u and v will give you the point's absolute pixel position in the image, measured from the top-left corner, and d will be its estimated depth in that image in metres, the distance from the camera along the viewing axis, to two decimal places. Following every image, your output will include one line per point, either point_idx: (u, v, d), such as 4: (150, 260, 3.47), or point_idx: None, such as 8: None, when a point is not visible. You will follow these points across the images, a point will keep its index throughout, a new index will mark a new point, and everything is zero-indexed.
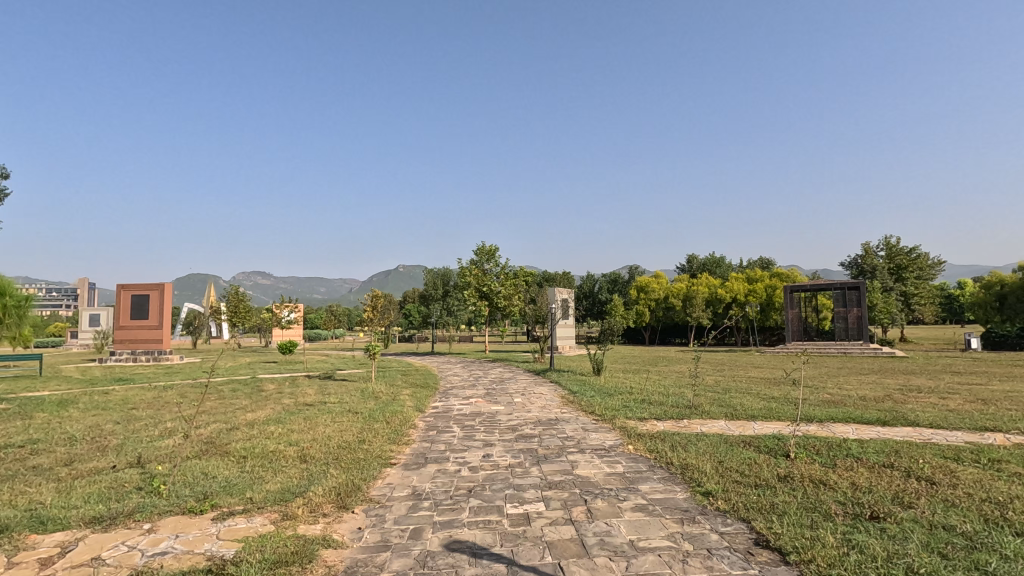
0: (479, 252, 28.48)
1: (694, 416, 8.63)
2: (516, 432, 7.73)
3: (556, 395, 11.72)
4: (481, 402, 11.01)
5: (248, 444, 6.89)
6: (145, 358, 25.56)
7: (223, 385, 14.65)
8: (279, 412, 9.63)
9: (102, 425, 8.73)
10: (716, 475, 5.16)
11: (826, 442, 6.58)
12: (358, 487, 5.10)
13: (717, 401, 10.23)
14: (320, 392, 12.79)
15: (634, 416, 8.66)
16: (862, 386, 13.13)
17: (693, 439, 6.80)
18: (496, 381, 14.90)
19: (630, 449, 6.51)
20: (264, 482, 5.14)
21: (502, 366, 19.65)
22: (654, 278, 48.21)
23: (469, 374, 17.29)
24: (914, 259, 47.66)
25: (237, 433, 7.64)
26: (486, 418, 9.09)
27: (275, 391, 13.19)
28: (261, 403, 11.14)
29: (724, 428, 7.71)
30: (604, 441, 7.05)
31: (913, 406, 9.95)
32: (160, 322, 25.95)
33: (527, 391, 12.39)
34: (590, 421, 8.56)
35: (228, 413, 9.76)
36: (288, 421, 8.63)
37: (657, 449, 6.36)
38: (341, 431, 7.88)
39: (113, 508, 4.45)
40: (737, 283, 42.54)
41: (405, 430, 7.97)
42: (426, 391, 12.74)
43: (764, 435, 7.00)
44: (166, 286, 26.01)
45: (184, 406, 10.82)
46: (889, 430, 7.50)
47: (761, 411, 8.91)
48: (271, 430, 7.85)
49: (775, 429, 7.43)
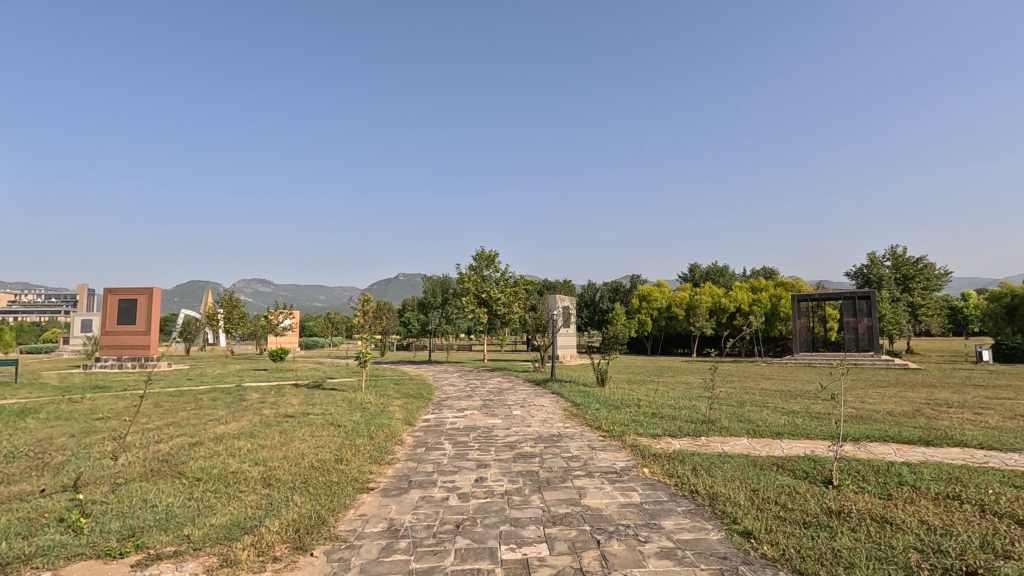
0: (479, 258, 27.66)
1: (712, 433, 7.76)
2: (515, 450, 6.87)
3: (559, 407, 10.88)
4: (477, 415, 10.13)
5: (208, 463, 6.01)
6: (131, 365, 24.69)
7: (204, 394, 13.78)
8: (253, 424, 8.75)
9: (55, 437, 7.86)
10: (753, 508, 4.30)
11: (871, 466, 5.71)
12: (323, 520, 4.22)
13: (735, 416, 9.34)
14: (305, 402, 11.92)
15: (646, 432, 7.77)
16: (887, 400, 12.23)
17: (716, 461, 5.93)
18: (493, 392, 14.03)
19: (645, 472, 5.64)
20: (211, 515, 4.26)
21: (500, 376, 18.77)
22: (656, 287, 47.38)
23: (465, 383, 16.45)
24: (921, 268, 46.86)
25: (199, 450, 6.77)
26: (481, 433, 8.22)
27: (258, 401, 12.35)
28: (238, 413, 10.27)
29: (749, 447, 6.84)
30: (616, 462, 6.17)
31: (950, 422, 9.06)
32: (148, 327, 25.13)
33: (526, 403, 11.53)
34: (597, 438, 7.68)
35: (197, 425, 8.88)
36: (261, 435, 7.76)
37: (676, 473, 5.50)
38: (317, 447, 6.99)
39: (13, 550, 3.59)
40: (741, 292, 41.75)
41: (389, 448, 7.10)
42: (418, 402, 11.87)
43: (797, 456, 6.12)
44: (155, 290, 25.23)
45: (153, 418, 9.94)
46: (937, 452, 6.60)
47: (787, 428, 8.03)
48: (240, 446, 6.98)
49: (807, 450, 6.56)
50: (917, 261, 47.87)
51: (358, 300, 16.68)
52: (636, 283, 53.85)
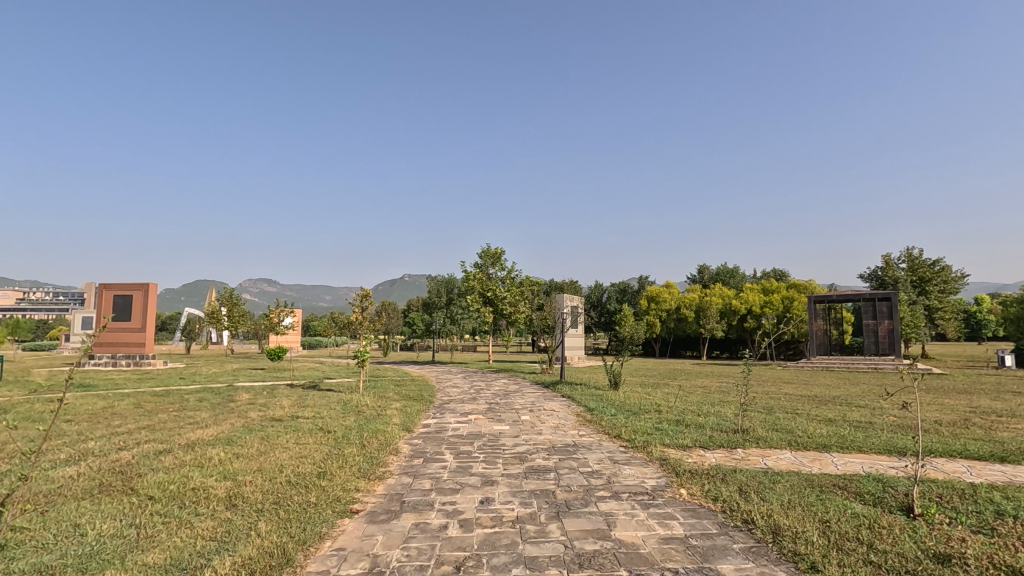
0: (485, 256, 26.81)
1: (749, 444, 6.85)
2: (525, 463, 5.96)
3: (571, 412, 9.97)
4: (482, 420, 9.25)
5: (166, 478, 5.11)
6: (125, 363, 23.94)
7: (190, 394, 12.94)
8: (233, 429, 7.88)
9: (9, 442, 7.02)
10: (835, 550, 3.38)
11: (955, 489, 4.76)
12: (287, 559, 3.33)
13: (769, 425, 8.40)
14: (297, 405, 11.06)
15: (674, 443, 6.86)
16: (926, 407, 11.29)
17: (765, 481, 5.01)
18: (499, 394, 13.15)
19: (683, 493, 4.74)
20: (149, 551, 3.39)
21: (507, 378, 17.87)
22: (665, 288, 46.43)
23: (469, 386, 15.54)
24: (938, 271, 45.69)
25: (165, 460, 5.90)
26: (487, 442, 7.33)
27: (246, 402, 11.51)
28: (221, 417, 9.40)
29: (797, 463, 5.92)
30: (645, 480, 5.25)
31: (1012, 434, 8.07)
32: (142, 324, 24.38)
33: (536, 407, 10.64)
34: (619, 449, 6.78)
35: (173, 429, 8.01)
36: (240, 442, 6.91)
37: (721, 495, 4.59)
38: (299, 457, 6.09)
39: None
40: (752, 294, 40.75)
41: (382, 459, 6.20)
42: (419, 405, 11.00)
43: (859, 478, 5.19)
44: (150, 285, 24.52)
45: (128, 420, 9.11)
46: (1017, 471, 5.66)
47: (834, 440, 7.07)
48: (212, 456, 6.10)
49: (867, 468, 5.63)
50: (934, 263, 46.65)
51: (358, 296, 15.56)
52: (644, 284, 52.77)
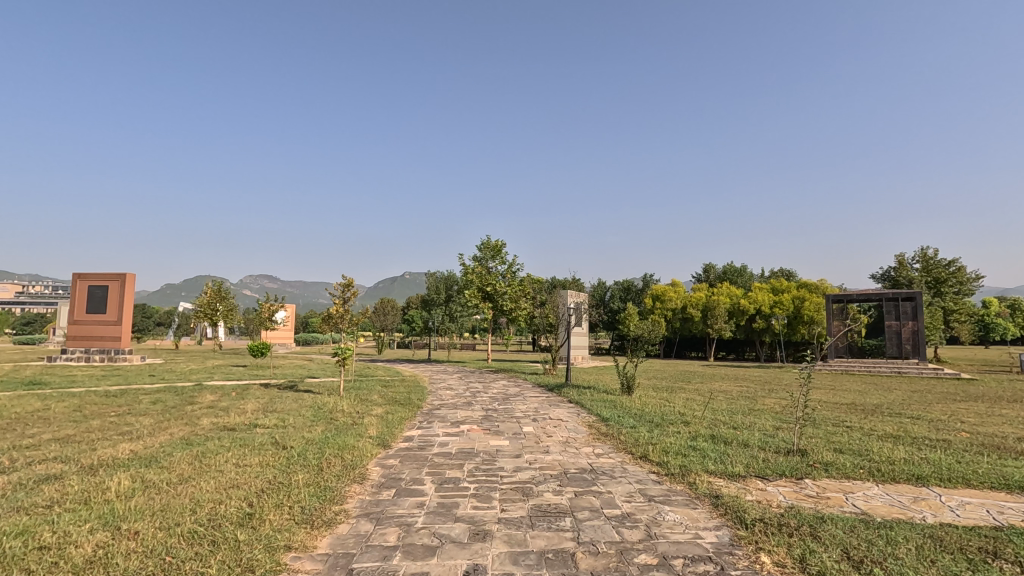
0: (484, 248, 25.26)
1: (820, 472, 5.28)
2: (532, 503, 4.42)
3: (581, 423, 8.44)
4: (476, 432, 7.67)
5: (17, 527, 3.57)
6: (98, 357, 22.37)
7: (147, 394, 11.41)
8: (166, 443, 6.34)
9: None
10: None
11: None
12: None
13: (827, 443, 6.84)
14: (262, 409, 9.50)
15: (722, 471, 5.31)
16: (992, 421, 9.73)
17: (880, 545, 3.45)
18: (498, 398, 11.59)
19: (766, 563, 3.22)
20: None
21: (506, 379, 16.30)
22: (671, 286, 44.84)
23: (464, 388, 13.97)
24: (954, 272, 44.14)
25: (43, 492, 4.37)
26: (482, 465, 5.76)
27: (206, 405, 9.98)
28: (164, 423, 7.85)
29: (900, 507, 4.35)
30: (699, 535, 3.70)
31: None
32: (119, 317, 22.87)
33: (541, 416, 9.07)
34: (651, 479, 5.24)
35: (92, 442, 6.46)
36: (163, 463, 5.36)
37: (831, 569, 3.05)
38: (228, 489, 4.55)
39: None
40: (762, 293, 39.15)
41: (339, 493, 4.65)
42: (404, 412, 9.42)
43: (1008, 536, 3.63)
44: (128, 275, 23.02)
45: (50, 428, 7.55)
46: None
47: (926, 467, 5.51)
48: (110, 485, 4.54)
49: (1005, 519, 4.06)
50: (949, 264, 45.07)
51: (340, 286, 13.90)
52: (649, 282, 51.12)
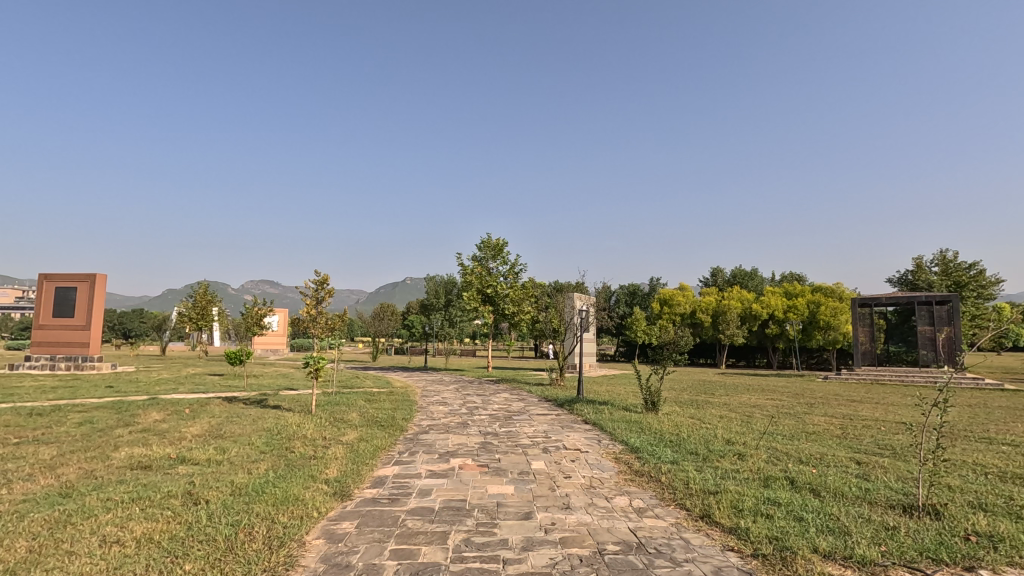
0: (485, 248, 23.51)
1: (995, 558, 3.40)
2: None
3: (607, 457, 6.57)
4: (471, 471, 5.80)
5: None
6: (64, 366, 20.58)
7: (83, 412, 9.59)
8: (31, 498, 4.47)
9: None
10: None
11: None
12: None
13: (954, 494, 4.93)
14: (206, 434, 7.62)
15: (842, 554, 3.43)
16: None
17: None
18: (499, 418, 9.73)
19: None
20: None
21: (507, 391, 14.42)
22: (679, 290, 42.96)
23: (460, 402, 12.08)
24: (975, 275, 42.22)
25: None
26: (475, 538, 3.87)
27: (143, 427, 8.16)
28: (63, 459, 5.99)
29: None
30: None
31: None
32: (87, 322, 21.12)
33: (554, 445, 7.19)
34: (739, 570, 3.36)
35: None
36: None
37: None
38: None
39: None
40: (775, 297, 37.29)
41: None
42: (380, 438, 7.53)
43: None
44: (98, 276, 21.33)
45: None
46: None
47: None
48: None
49: None
50: (970, 267, 43.19)
51: (313, 284, 12.08)
52: (657, 286, 49.21)
